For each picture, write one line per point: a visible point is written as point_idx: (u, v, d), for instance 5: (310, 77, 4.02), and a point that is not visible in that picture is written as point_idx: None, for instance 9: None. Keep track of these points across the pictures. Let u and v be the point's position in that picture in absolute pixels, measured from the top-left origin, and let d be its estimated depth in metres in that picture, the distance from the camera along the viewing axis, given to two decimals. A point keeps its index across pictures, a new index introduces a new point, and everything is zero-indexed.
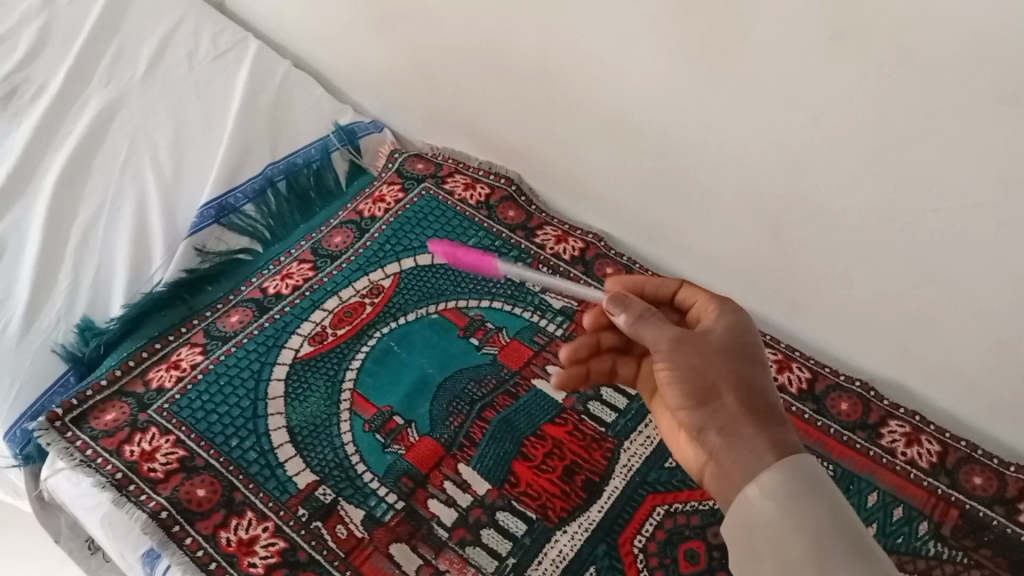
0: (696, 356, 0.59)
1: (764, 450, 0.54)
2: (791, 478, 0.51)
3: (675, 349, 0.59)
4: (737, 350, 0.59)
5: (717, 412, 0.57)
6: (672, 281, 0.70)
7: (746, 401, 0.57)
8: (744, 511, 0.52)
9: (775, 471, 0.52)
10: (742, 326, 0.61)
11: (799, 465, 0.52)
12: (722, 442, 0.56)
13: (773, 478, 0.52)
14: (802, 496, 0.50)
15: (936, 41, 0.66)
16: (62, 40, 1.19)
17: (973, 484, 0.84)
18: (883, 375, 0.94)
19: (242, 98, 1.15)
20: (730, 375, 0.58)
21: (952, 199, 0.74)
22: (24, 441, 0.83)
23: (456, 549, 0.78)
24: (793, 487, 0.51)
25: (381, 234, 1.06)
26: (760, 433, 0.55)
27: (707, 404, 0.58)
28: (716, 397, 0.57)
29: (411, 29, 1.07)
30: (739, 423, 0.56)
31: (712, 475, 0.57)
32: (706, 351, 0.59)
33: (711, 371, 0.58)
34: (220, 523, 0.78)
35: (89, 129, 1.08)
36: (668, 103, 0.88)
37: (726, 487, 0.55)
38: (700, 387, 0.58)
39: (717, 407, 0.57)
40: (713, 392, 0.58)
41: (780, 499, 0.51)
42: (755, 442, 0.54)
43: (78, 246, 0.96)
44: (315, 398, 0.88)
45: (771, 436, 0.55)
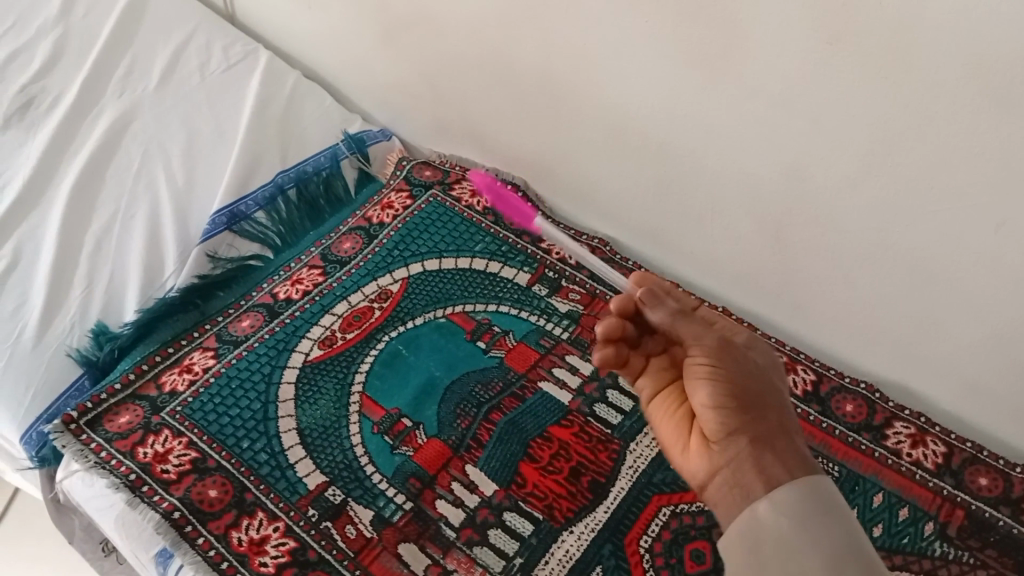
0: (740, 362, 0.60)
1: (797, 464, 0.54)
2: (805, 500, 0.51)
3: (719, 351, 0.60)
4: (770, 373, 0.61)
5: (757, 419, 0.57)
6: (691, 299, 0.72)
7: (779, 419, 0.57)
8: (752, 528, 0.51)
9: (789, 491, 0.51)
10: (769, 358, 0.64)
11: (814, 485, 0.52)
12: (752, 448, 0.55)
13: (787, 496, 0.51)
14: (815, 515, 0.50)
15: (931, 44, 0.67)
16: (77, 53, 1.21)
17: (978, 485, 0.85)
18: (887, 377, 0.94)
19: (254, 108, 1.17)
20: (768, 391, 0.59)
21: (950, 200, 0.75)
22: (40, 443, 0.84)
23: (463, 549, 0.79)
24: (805, 505, 0.51)
25: (389, 240, 1.08)
26: (792, 448, 0.55)
27: (745, 410, 0.57)
28: (753, 404, 0.57)
29: (417, 39, 1.09)
30: (772, 435, 0.56)
31: (729, 480, 0.55)
32: (746, 363, 0.60)
33: (752, 381, 0.59)
34: (231, 523, 0.79)
35: (104, 139, 1.10)
36: (670, 109, 0.89)
37: (749, 494, 0.53)
38: (742, 391, 0.58)
39: (753, 415, 0.57)
40: (754, 398, 0.58)
41: (792, 517, 0.50)
42: (788, 455, 0.54)
43: (92, 252, 0.98)
44: (325, 400, 0.90)
45: (800, 454, 0.55)
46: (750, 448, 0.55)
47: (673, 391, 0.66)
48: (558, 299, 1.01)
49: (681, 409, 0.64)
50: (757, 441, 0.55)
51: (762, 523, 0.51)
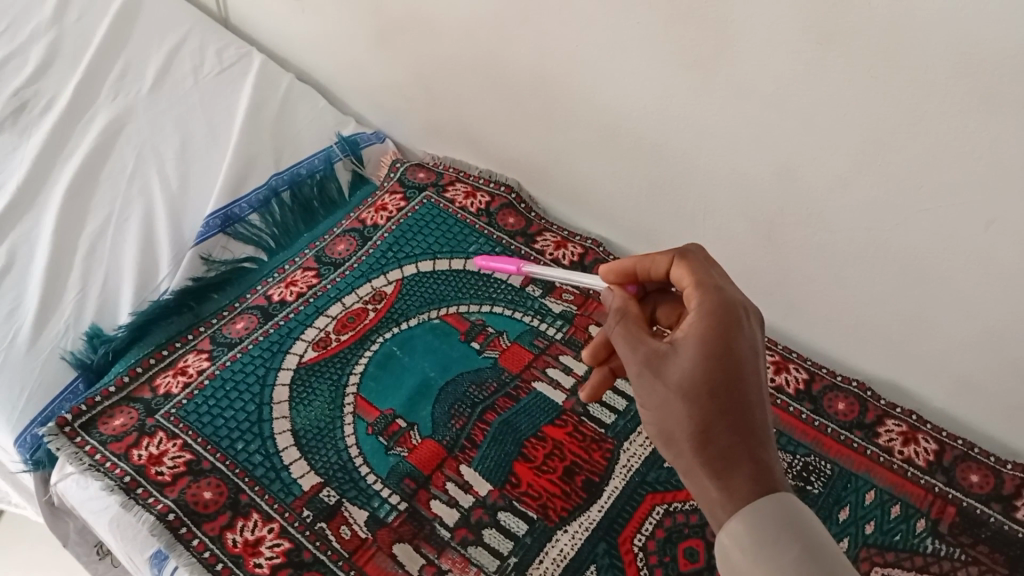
0: (657, 390, 0.56)
1: (721, 503, 0.51)
2: (755, 525, 0.50)
3: (640, 385, 0.57)
4: (701, 382, 0.54)
5: (679, 455, 0.54)
6: (664, 259, 0.64)
7: (703, 446, 0.53)
8: (720, 553, 0.52)
9: (738, 520, 0.50)
10: (715, 344, 0.55)
11: (760, 508, 0.50)
12: (688, 485, 0.54)
13: (737, 527, 0.50)
14: (775, 535, 0.49)
15: (922, 44, 0.67)
16: (70, 57, 1.21)
17: (970, 481, 0.85)
18: (879, 375, 0.95)
19: (247, 112, 1.17)
20: (690, 415, 0.53)
21: (940, 199, 0.75)
22: (34, 446, 0.84)
23: (458, 549, 0.79)
24: (758, 530, 0.49)
25: (383, 242, 1.08)
26: (715, 482, 0.52)
27: (672, 444, 0.55)
28: (676, 439, 0.54)
29: (411, 41, 1.10)
30: (696, 471, 0.53)
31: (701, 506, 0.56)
32: (663, 387, 0.55)
33: (668, 413, 0.55)
34: (226, 525, 0.79)
35: (97, 142, 1.10)
36: (662, 110, 0.90)
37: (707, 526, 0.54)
38: (660, 428, 0.56)
39: (678, 448, 0.54)
40: (672, 433, 0.55)
41: (745, 545, 0.50)
42: (710, 495, 0.52)
43: (86, 256, 0.98)
44: (319, 402, 0.90)
45: (726, 487, 0.51)
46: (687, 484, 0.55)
47: None
48: (552, 299, 1.02)
49: None
50: (685, 478, 0.54)
51: (727, 552, 0.51)
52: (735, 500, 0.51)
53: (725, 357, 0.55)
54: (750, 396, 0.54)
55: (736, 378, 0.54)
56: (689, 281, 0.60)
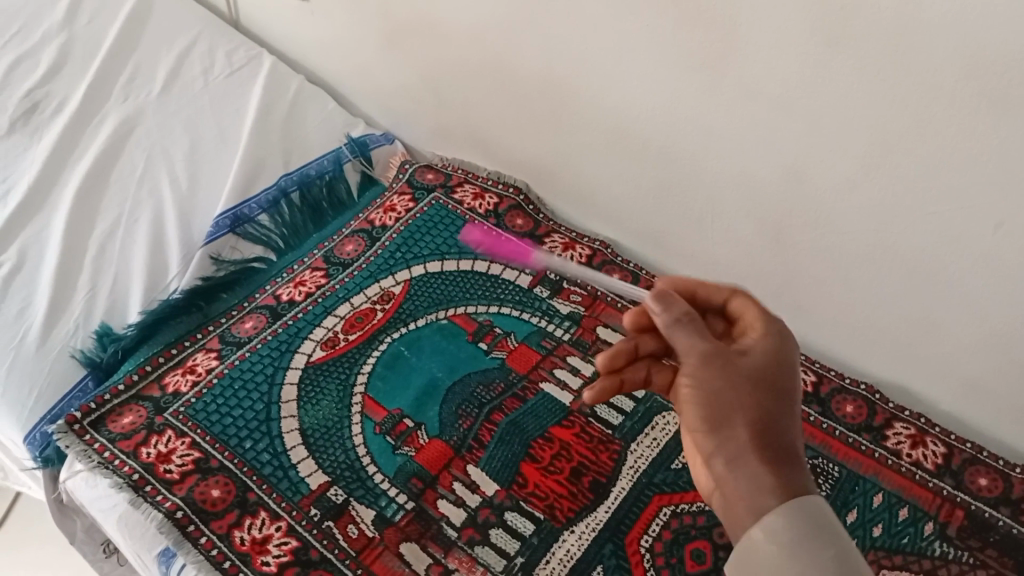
0: (723, 379, 0.56)
1: (771, 490, 0.51)
2: (794, 523, 0.50)
3: (704, 365, 0.57)
4: (770, 382, 0.57)
5: (730, 440, 0.54)
6: (722, 290, 0.67)
7: (761, 437, 0.54)
8: (747, 548, 0.51)
9: (781, 512, 0.50)
10: (780, 358, 0.59)
11: (800, 507, 0.50)
12: (727, 471, 0.54)
13: (776, 520, 0.50)
14: (812, 534, 0.49)
15: (930, 45, 0.68)
16: (81, 59, 1.22)
17: (979, 485, 0.85)
18: (887, 378, 0.95)
19: (257, 114, 1.18)
20: (758, 405, 0.55)
21: (948, 200, 0.75)
22: (43, 444, 0.85)
23: (465, 548, 0.79)
24: (798, 527, 0.50)
25: (392, 242, 1.08)
26: (770, 471, 0.52)
27: (720, 430, 0.55)
28: (732, 422, 0.55)
29: (420, 43, 1.10)
30: (749, 456, 0.53)
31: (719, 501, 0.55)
32: (731, 377, 0.56)
33: (731, 398, 0.55)
34: (234, 523, 0.79)
35: (108, 143, 1.11)
36: (670, 111, 0.90)
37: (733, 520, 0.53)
38: (714, 413, 0.56)
39: (728, 435, 0.55)
40: (727, 419, 0.55)
41: (783, 540, 0.49)
42: (761, 479, 0.52)
43: (97, 255, 0.99)
44: (327, 401, 0.90)
45: (779, 477, 0.52)
46: (725, 471, 0.54)
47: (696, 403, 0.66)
48: (559, 301, 1.02)
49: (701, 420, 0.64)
50: (729, 465, 0.54)
51: (758, 548, 0.50)
52: (787, 493, 0.51)
53: (786, 372, 0.58)
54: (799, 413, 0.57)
55: (794, 393, 0.57)
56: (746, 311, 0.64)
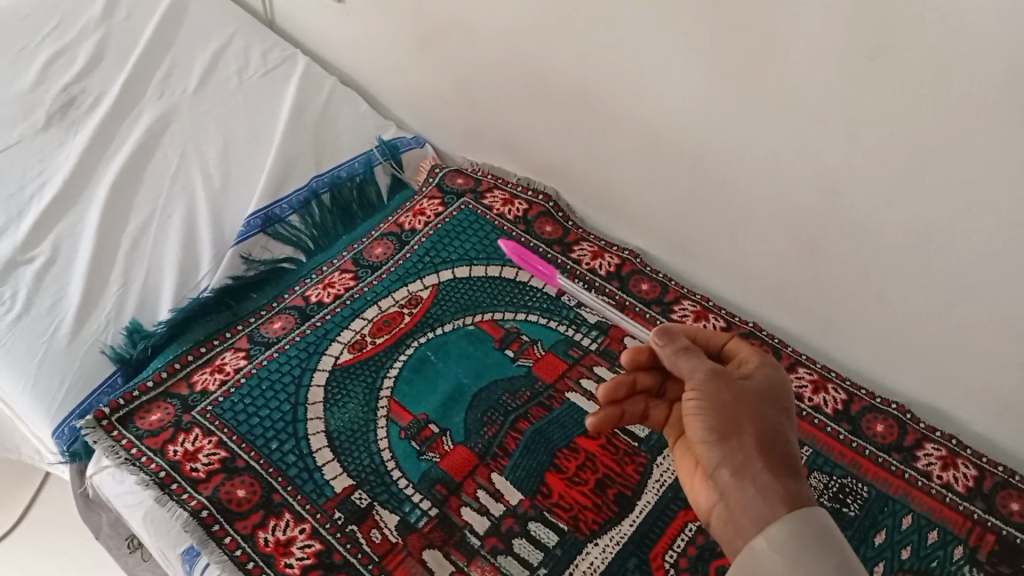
0: (730, 393, 0.58)
1: (779, 498, 0.52)
2: (800, 532, 0.50)
3: (708, 383, 0.58)
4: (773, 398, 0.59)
5: (737, 450, 0.55)
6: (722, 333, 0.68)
7: (767, 448, 0.55)
8: (750, 561, 0.51)
9: (787, 521, 0.51)
10: (780, 382, 0.61)
11: (807, 518, 0.51)
12: (734, 482, 0.54)
13: (784, 529, 0.50)
14: (819, 542, 0.49)
15: (975, 61, 0.66)
16: (117, 55, 1.24)
17: (1010, 510, 0.83)
18: (918, 398, 0.93)
19: (290, 114, 1.18)
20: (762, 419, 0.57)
21: (989, 219, 0.74)
22: (72, 438, 0.85)
23: (488, 557, 0.79)
24: (805, 536, 0.50)
25: (420, 246, 1.08)
26: (777, 480, 0.53)
27: (726, 442, 0.56)
28: (738, 435, 0.56)
29: (453, 46, 1.10)
30: (755, 467, 0.54)
31: (723, 516, 0.55)
32: (738, 392, 0.58)
33: (738, 412, 0.57)
34: (259, 524, 0.80)
35: (143, 140, 1.12)
36: (705, 121, 0.89)
37: (738, 533, 0.53)
38: (721, 422, 0.57)
39: (735, 446, 0.56)
40: (735, 430, 0.56)
41: (789, 551, 0.49)
42: (769, 488, 0.53)
43: (129, 252, 1.00)
44: (353, 404, 0.90)
45: (786, 486, 0.53)
46: (732, 481, 0.55)
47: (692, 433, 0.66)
48: (587, 310, 1.01)
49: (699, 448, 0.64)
50: (737, 473, 0.55)
51: (763, 558, 0.50)
52: (793, 502, 0.52)
53: (786, 395, 0.60)
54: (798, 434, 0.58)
55: (795, 415, 0.59)
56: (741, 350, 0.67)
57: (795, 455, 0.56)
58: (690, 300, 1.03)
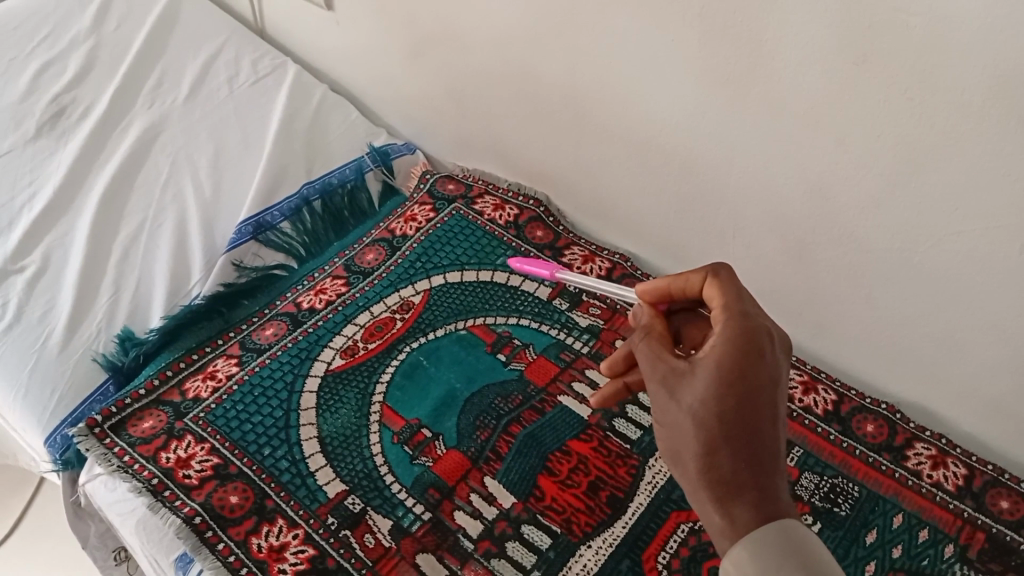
0: (666, 413, 0.55)
1: (723, 529, 0.51)
2: (754, 558, 0.50)
3: (654, 399, 0.57)
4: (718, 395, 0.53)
5: (685, 476, 0.54)
6: (698, 274, 0.62)
7: (707, 472, 0.52)
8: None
9: (735, 552, 0.50)
10: (730, 363, 0.53)
11: (760, 541, 0.50)
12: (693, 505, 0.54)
13: (735, 557, 0.50)
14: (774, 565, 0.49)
15: (960, 64, 0.67)
16: (108, 65, 1.24)
17: (1000, 508, 0.84)
18: (909, 399, 0.94)
19: (281, 122, 1.19)
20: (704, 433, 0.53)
21: (976, 220, 0.75)
22: (64, 446, 0.85)
23: (481, 561, 0.79)
24: (756, 564, 0.49)
25: (412, 252, 1.09)
26: (717, 510, 0.51)
27: (679, 465, 0.55)
28: (683, 461, 0.54)
29: (443, 54, 1.11)
30: (699, 493, 0.53)
31: None
32: (676, 407, 0.55)
33: (680, 431, 0.54)
34: (252, 530, 0.80)
35: (133, 149, 1.12)
36: (694, 126, 0.90)
37: None
38: (669, 446, 0.56)
39: (685, 470, 0.54)
40: (678, 455, 0.55)
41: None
42: (713, 520, 0.52)
43: (120, 260, 1.00)
44: (346, 409, 0.90)
45: (728, 515, 0.51)
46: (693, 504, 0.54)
47: None
48: (578, 313, 1.02)
49: None
50: (692, 498, 0.54)
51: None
52: (738, 531, 0.51)
53: (741, 378, 0.53)
54: (762, 422, 0.52)
55: (750, 402, 0.52)
56: (718, 303, 0.59)
57: (747, 460, 0.51)
58: None
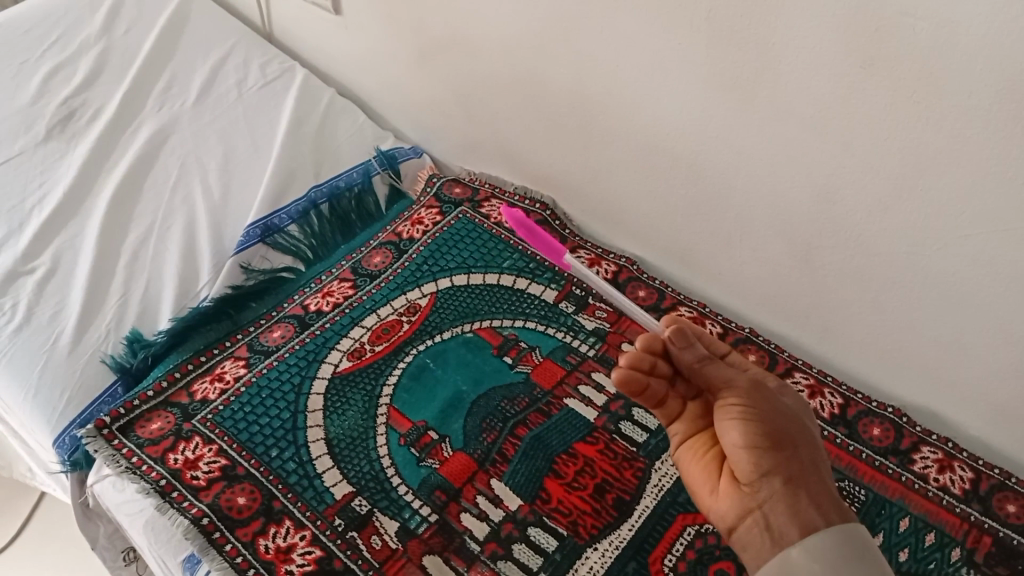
0: (772, 407, 0.62)
1: (829, 508, 0.56)
2: (853, 534, 0.55)
3: (753, 393, 0.62)
4: (801, 418, 0.63)
5: (792, 460, 0.59)
6: (726, 344, 0.73)
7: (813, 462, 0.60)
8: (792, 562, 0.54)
9: (841, 526, 0.55)
10: (803, 402, 0.66)
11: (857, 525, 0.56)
12: (783, 490, 0.58)
13: (840, 531, 0.54)
14: (867, 545, 0.54)
15: (967, 67, 0.67)
16: (117, 69, 1.25)
17: (1007, 512, 0.84)
18: (916, 403, 0.94)
19: (289, 126, 1.19)
20: (798, 438, 0.61)
21: (983, 223, 0.75)
22: (73, 448, 0.85)
23: (487, 563, 0.79)
24: (857, 539, 0.54)
25: (419, 255, 1.09)
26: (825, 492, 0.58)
27: (781, 450, 0.59)
28: (791, 447, 0.60)
29: (451, 59, 1.12)
30: (804, 477, 0.58)
31: (763, 522, 0.57)
32: (780, 407, 0.62)
33: (789, 424, 0.61)
34: (259, 531, 0.80)
35: (143, 152, 1.13)
36: (700, 130, 0.90)
37: (783, 538, 0.56)
38: (774, 431, 0.60)
39: (789, 455, 0.59)
40: (787, 441, 0.60)
41: (831, 558, 0.53)
42: (820, 499, 0.57)
43: (129, 263, 1.00)
44: (353, 411, 0.91)
45: (833, 498, 0.58)
46: (785, 488, 0.58)
47: (703, 436, 0.68)
48: (585, 316, 1.02)
49: (710, 453, 0.66)
50: (790, 482, 0.58)
51: (811, 559, 0.53)
52: (840, 510, 0.57)
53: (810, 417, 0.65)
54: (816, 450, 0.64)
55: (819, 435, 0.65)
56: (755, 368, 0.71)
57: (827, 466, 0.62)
58: (687, 307, 1.04)
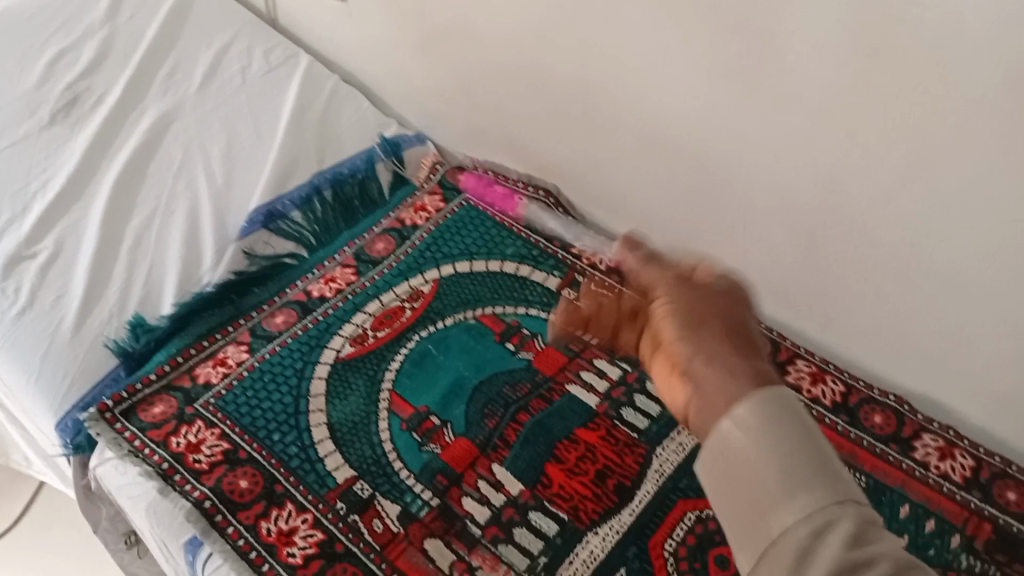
0: (691, 286, 0.48)
1: (755, 383, 0.42)
2: (780, 409, 0.40)
3: (675, 281, 0.48)
4: (728, 299, 0.48)
5: (714, 338, 0.44)
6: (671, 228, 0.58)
7: (747, 349, 0.44)
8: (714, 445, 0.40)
9: (763, 399, 0.40)
10: (742, 290, 0.49)
11: (789, 398, 0.41)
12: (702, 368, 0.43)
13: (761, 405, 0.40)
14: (804, 434, 0.40)
15: (973, 56, 0.67)
16: (121, 55, 1.25)
17: (1007, 499, 0.84)
18: (917, 392, 0.94)
19: (293, 113, 1.20)
20: (716, 312, 0.46)
21: (985, 212, 0.75)
22: (75, 431, 0.86)
23: (488, 546, 0.79)
24: (785, 419, 0.40)
25: (422, 242, 1.09)
26: (761, 376, 0.42)
27: (700, 330, 0.45)
28: (711, 327, 0.45)
29: (455, 49, 1.12)
30: (728, 355, 0.43)
31: (691, 409, 0.43)
32: (702, 287, 0.48)
33: (711, 304, 0.47)
34: (261, 514, 0.80)
35: (146, 138, 1.13)
36: (704, 118, 0.90)
37: (704, 417, 0.42)
38: (693, 309, 0.46)
39: (709, 335, 0.45)
40: (710, 318, 0.46)
41: (763, 437, 0.39)
42: (744, 376, 0.42)
43: (132, 248, 1.01)
44: (355, 396, 0.91)
45: (769, 381, 0.42)
46: (704, 365, 0.43)
47: None
48: None
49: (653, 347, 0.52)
50: (710, 361, 0.43)
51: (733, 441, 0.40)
52: (774, 391, 0.41)
53: (751, 308, 0.49)
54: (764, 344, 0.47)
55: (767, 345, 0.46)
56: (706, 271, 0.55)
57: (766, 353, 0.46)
58: None
